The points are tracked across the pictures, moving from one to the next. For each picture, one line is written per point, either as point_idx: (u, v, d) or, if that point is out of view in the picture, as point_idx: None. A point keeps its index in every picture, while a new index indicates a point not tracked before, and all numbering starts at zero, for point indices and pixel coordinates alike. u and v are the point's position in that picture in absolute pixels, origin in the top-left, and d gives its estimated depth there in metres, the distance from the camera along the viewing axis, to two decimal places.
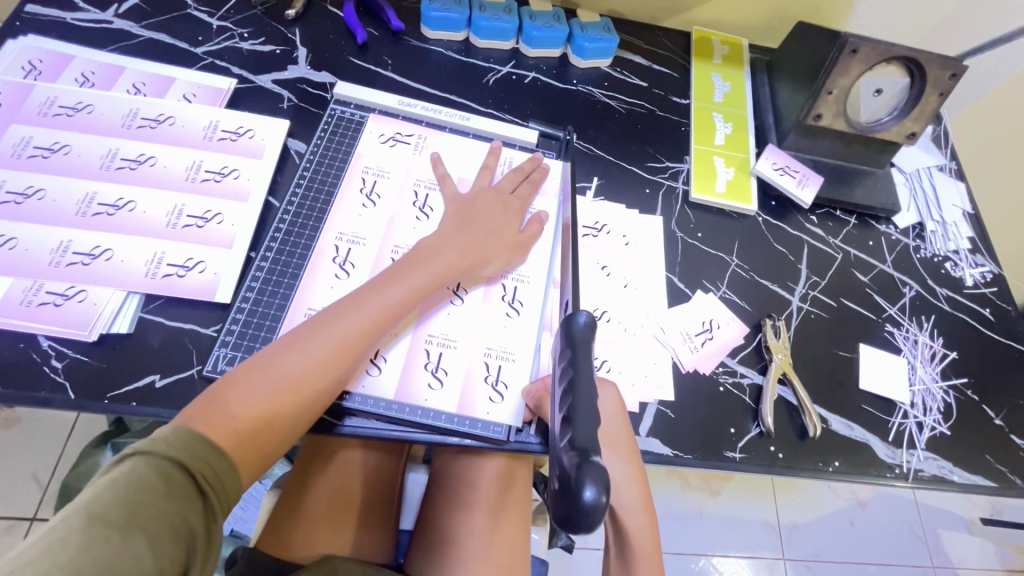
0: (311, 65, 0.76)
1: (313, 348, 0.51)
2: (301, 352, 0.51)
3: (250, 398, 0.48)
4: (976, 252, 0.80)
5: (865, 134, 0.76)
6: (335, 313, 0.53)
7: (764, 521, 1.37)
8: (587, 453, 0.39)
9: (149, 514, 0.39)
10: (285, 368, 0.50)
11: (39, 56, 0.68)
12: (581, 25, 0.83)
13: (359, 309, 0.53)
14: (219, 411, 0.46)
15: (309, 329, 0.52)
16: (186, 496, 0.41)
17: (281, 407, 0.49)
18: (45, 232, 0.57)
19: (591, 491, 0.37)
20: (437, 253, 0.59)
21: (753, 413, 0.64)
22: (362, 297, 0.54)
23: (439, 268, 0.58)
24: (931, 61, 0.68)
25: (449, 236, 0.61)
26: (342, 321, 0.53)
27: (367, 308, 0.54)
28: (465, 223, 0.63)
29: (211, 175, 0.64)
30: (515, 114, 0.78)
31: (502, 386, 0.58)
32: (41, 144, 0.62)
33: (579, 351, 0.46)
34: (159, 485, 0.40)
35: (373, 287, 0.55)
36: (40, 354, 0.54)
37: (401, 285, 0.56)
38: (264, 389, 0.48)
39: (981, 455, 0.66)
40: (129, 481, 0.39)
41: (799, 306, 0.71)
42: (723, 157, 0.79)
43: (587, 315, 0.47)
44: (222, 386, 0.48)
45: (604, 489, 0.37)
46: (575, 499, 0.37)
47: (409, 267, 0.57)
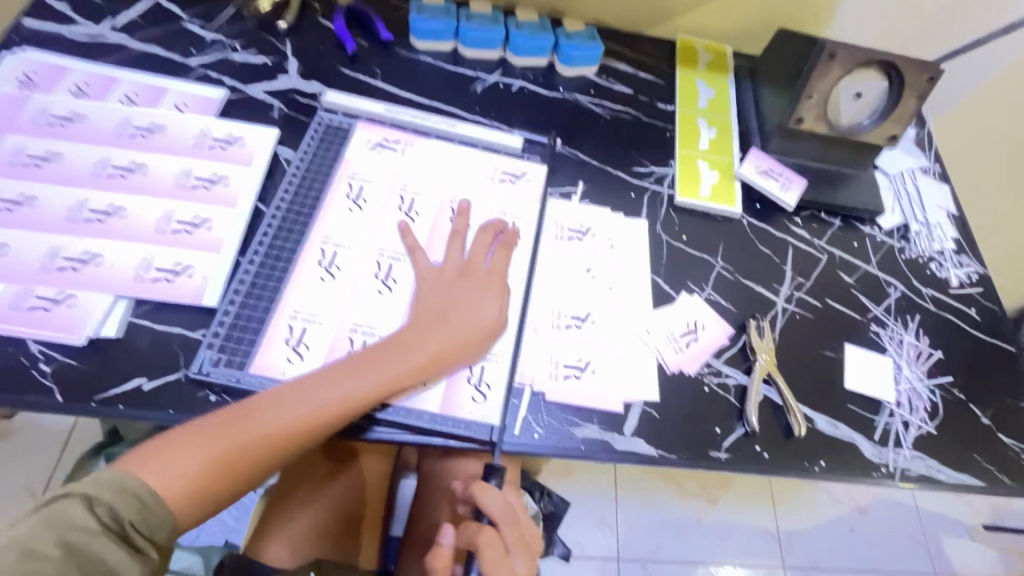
0: (301, 76, 0.78)
1: (277, 419, 0.51)
2: (266, 421, 0.51)
3: (195, 460, 0.48)
4: (960, 253, 0.81)
5: (846, 138, 0.77)
6: (308, 389, 0.53)
7: (763, 528, 1.36)
8: None
9: (81, 552, 0.42)
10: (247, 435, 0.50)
11: (34, 68, 0.70)
12: (567, 34, 0.85)
13: (333, 391, 0.53)
14: (170, 466, 0.47)
15: (280, 398, 0.52)
16: (121, 539, 0.43)
17: (233, 469, 0.49)
18: (36, 238, 0.59)
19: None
20: (420, 338, 0.57)
21: (739, 413, 0.64)
22: (338, 377, 0.54)
23: (424, 357, 0.56)
24: (908, 65, 0.70)
25: (428, 317, 0.59)
26: (315, 396, 0.52)
27: (341, 391, 0.53)
28: (441, 295, 0.61)
29: (200, 183, 0.65)
30: (501, 121, 0.80)
31: (485, 386, 0.59)
32: (34, 153, 0.63)
33: None
34: (93, 525, 0.42)
35: (354, 368, 0.54)
36: (29, 358, 0.54)
37: (381, 373, 0.54)
38: (212, 452, 0.49)
39: (969, 454, 0.66)
40: (59, 522, 0.42)
41: (784, 308, 0.72)
42: (708, 162, 0.81)
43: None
44: (181, 437, 0.49)
45: None
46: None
47: (393, 352, 0.56)
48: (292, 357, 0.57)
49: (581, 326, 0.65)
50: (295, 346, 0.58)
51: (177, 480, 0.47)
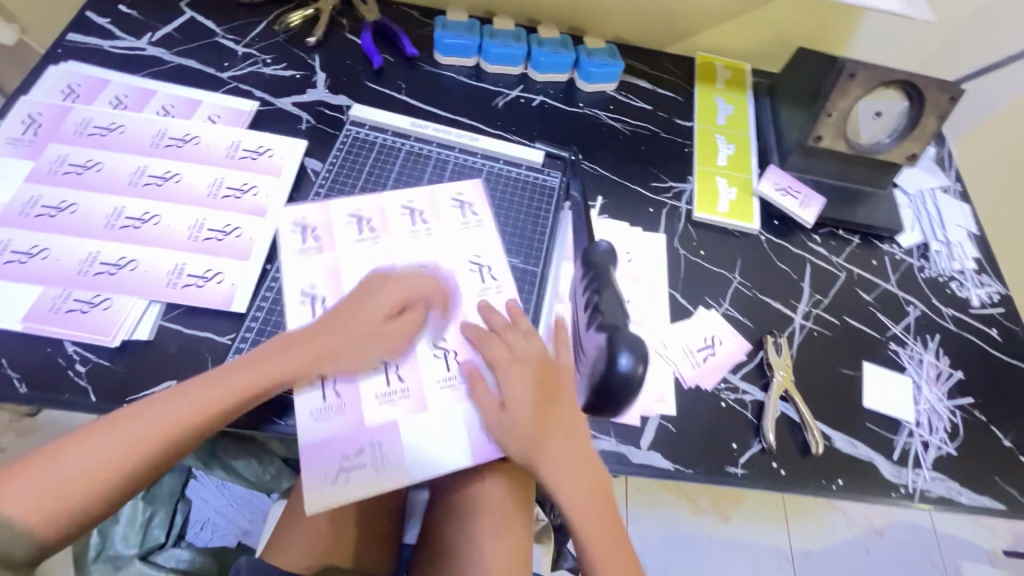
0: (329, 89, 0.80)
1: (141, 426, 0.47)
2: (127, 430, 0.47)
3: (53, 478, 0.44)
4: (981, 273, 0.80)
5: (865, 155, 0.77)
6: (171, 395, 0.49)
7: (776, 547, 1.34)
8: (615, 329, 0.52)
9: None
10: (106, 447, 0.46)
11: (77, 80, 0.73)
12: (587, 51, 0.86)
13: (199, 395, 0.50)
14: (22, 484, 0.43)
15: (143, 405, 0.48)
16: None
17: (98, 486, 0.45)
18: (75, 243, 0.61)
19: (625, 358, 0.49)
20: (298, 345, 0.55)
21: (755, 429, 0.64)
22: (208, 380, 0.51)
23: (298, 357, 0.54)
24: (929, 85, 0.70)
25: (343, 316, 0.57)
26: (186, 400, 0.49)
27: (211, 392, 0.50)
28: (365, 297, 0.59)
29: (231, 192, 0.67)
30: (522, 135, 0.81)
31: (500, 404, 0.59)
32: (75, 161, 0.66)
33: (600, 275, 0.57)
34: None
35: (222, 372, 0.52)
36: (65, 358, 0.56)
37: (251, 374, 0.52)
38: (73, 469, 0.44)
39: (989, 477, 0.65)
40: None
41: (802, 324, 0.72)
42: (726, 178, 0.81)
43: (606, 243, 0.59)
44: (41, 453, 0.45)
45: (636, 357, 0.49)
46: (614, 366, 0.49)
47: (272, 354, 0.54)
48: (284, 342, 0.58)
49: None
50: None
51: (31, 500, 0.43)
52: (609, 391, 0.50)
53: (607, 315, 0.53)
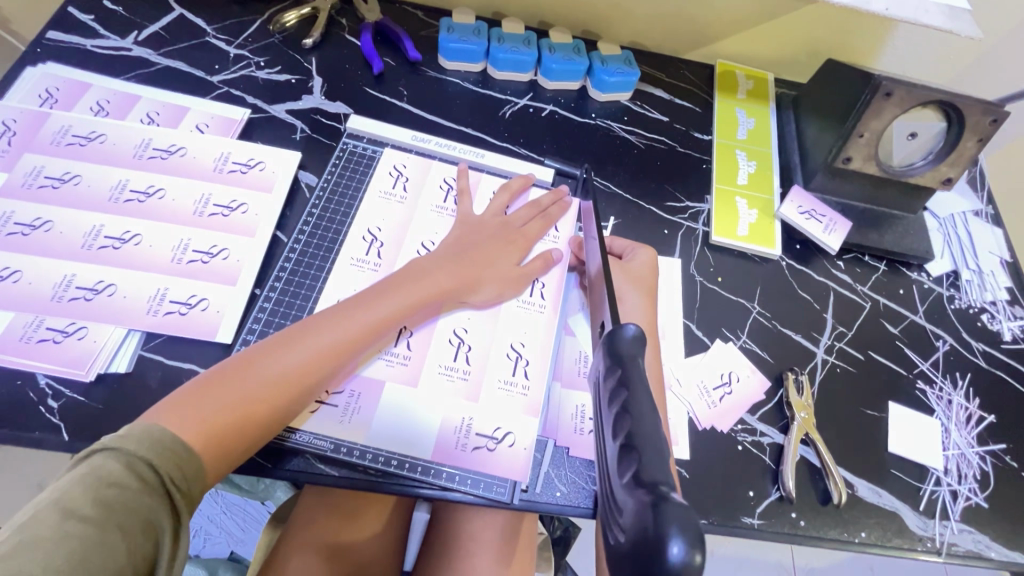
0: (325, 96, 0.75)
1: (283, 358, 0.49)
2: (278, 359, 0.49)
3: (221, 403, 0.46)
4: (1015, 304, 0.76)
5: (897, 178, 0.72)
6: (311, 327, 0.51)
7: (779, 564, 1.31)
8: (658, 488, 0.29)
9: (119, 508, 0.38)
10: (256, 376, 0.48)
11: (56, 84, 0.68)
12: (601, 58, 0.81)
13: (333, 327, 0.52)
14: (189, 414, 0.44)
15: (281, 339, 0.50)
16: (161, 490, 0.41)
17: (258, 409, 0.47)
18: (50, 266, 0.57)
19: (677, 544, 0.27)
20: (421, 277, 0.57)
21: (773, 475, 0.60)
22: (338, 314, 0.53)
23: (431, 284, 0.57)
24: (970, 106, 0.65)
25: (452, 256, 0.60)
26: (329, 328, 0.51)
27: (345, 324, 0.52)
28: (467, 241, 0.62)
29: (219, 210, 0.63)
30: (530, 149, 0.76)
31: (495, 429, 0.55)
32: (51, 174, 0.61)
33: (630, 372, 0.37)
34: (130, 480, 0.39)
35: (350, 304, 0.54)
36: (36, 393, 0.53)
37: (378, 307, 0.54)
38: (234, 395, 0.46)
39: (1021, 529, 0.61)
40: (95, 476, 0.39)
41: (824, 359, 0.68)
42: (747, 198, 0.76)
43: (637, 326, 0.39)
44: (195, 386, 0.46)
45: (697, 545, 0.27)
46: (656, 557, 0.27)
47: (394, 285, 0.56)
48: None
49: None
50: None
51: (200, 423, 0.44)
52: None
53: (648, 459, 0.31)
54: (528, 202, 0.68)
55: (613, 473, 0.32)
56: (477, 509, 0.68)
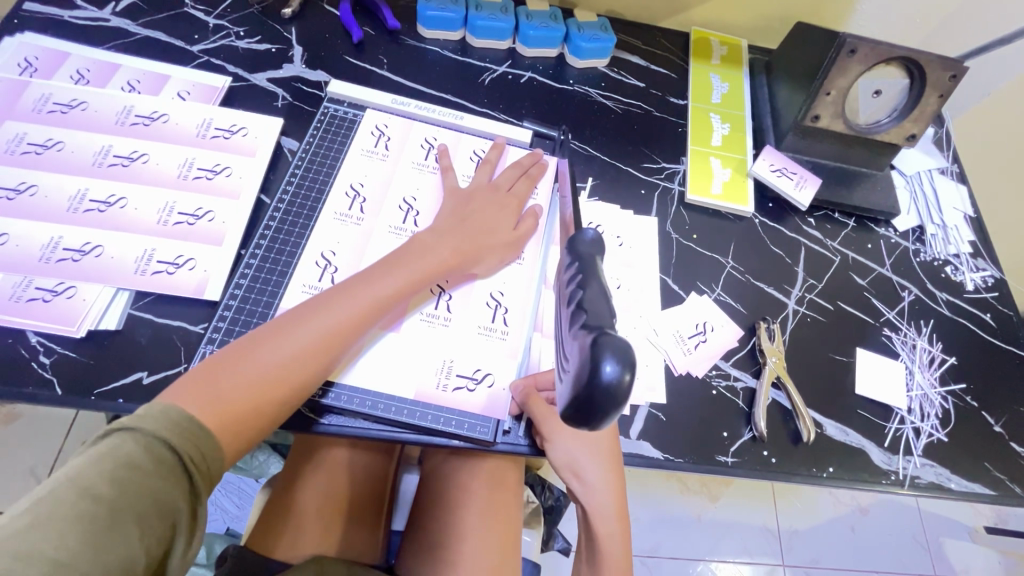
0: (306, 64, 0.76)
1: (297, 334, 0.50)
2: (293, 335, 0.50)
3: (235, 385, 0.47)
4: (977, 257, 0.79)
5: (863, 135, 0.75)
6: (323, 303, 0.52)
7: (764, 526, 1.35)
8: (600, 329, 0.35)
9: (135, 491, 0.38)
10: (270, 354, 0.49)
11: (35, 54, 0.68)
12: (578, 25, 0.83)
13: (338, 306, 0.52)
14: (207, 393, 0.46)
15: (289, 321, 0.51)
16: (179, 472, 0.41)
17: (275, 387, 0.48)
18: (37, 229, 0.58)
19: (610, 366, 0.33)
20: (425, 254, 0.57)
21: (746, 417, 0.63)
22: (348, 290, 0.53)
23: (433, 262, 0.57)
24: (930, 62, 0.68)
25: (452, 225, 0.61)
26: (335, 308, 0.52)
27: (354, 299, 0.53)
28: (462, 210, 0.63)
29: (203, 173, 0.64)
30: (510, 113, 0.78)
31: (477, 370, 0.58)
32: (34, 140, 0.62)
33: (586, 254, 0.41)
34: (147, 463, 0.39)
35: (359, 281, 0.54)
36: (29, 350, 0.54)
37: (387, 282, 0.55)
38: (247, 377, 0.47)
39: (979, 462, 0.65)
40: (110, 457, 0.39)
41: (795, 310, 0.70)
42: (720, 158, 0.79)
43: (595, 229, 0.42)
44: (212, 364, 0.47)
45: (627, 366, 0.33)
46: (593, 379, 0.33)
47: (397, 263, 0.56)
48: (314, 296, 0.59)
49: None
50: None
51: (217, 405, 0.45)
52: (591, 409, 0.34)
53: (591, 310, 0.36)
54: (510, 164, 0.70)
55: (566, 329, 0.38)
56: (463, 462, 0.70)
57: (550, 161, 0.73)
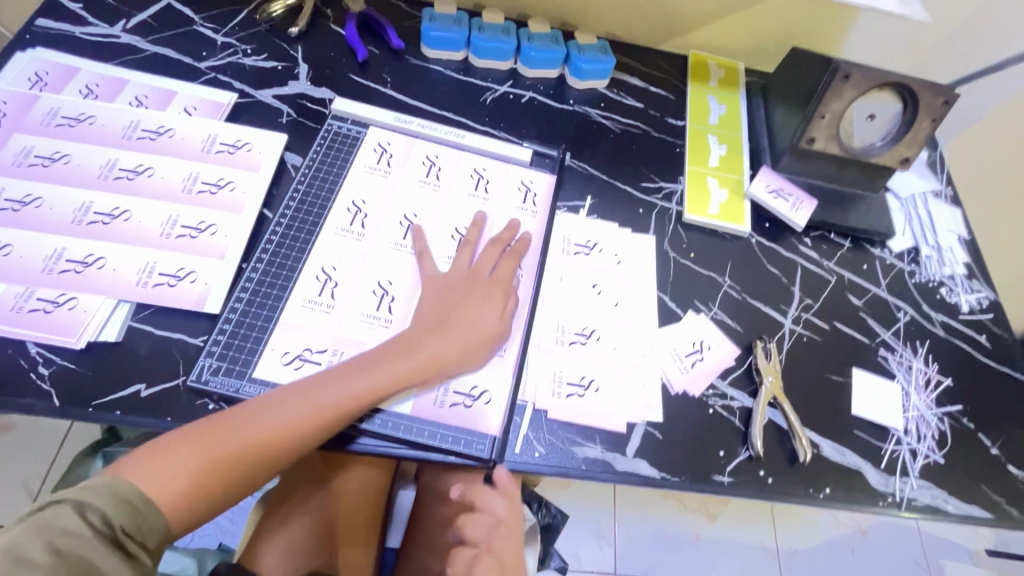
0: (311, 82, 0.77)
1: (262, 422, 0.50)
2: (251, 426, 0.50)
3: (181, 468, 0.47)
4: (972, 278, 0.80)
5: (858, 158, 0.76)
6: (294, 393, 0.52)
7: (763, 547, 1.34)
8: None
9: (73, 558, 0.40)
10: (232, 436, 0.49)
11: (46, 68, 0.70)
12: (578, 47, 0.84)
13: (302, 405, 0.52)
14: (163, 469, 0.47)
15: (251, 410, 0.51)
16: (113, 545, 0.42)
17: (231, 468, 0.49)
18: (40, 240, 0.58)
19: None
20: (404, 355, 0.56)
21: (743, 437, 0.63)
22: (321, 384, 0.53)
23: (411, 364, 0.56)
24: (923, 88, 0.69)
25: (430, 322, 0.59)
26: (298, 405, 0.52)
27: (321, 398, 0.52)
28: (445, 305, 0.60)
29: (207, 187, 0.65)
30: (510, 132, 0.79)
31: (474, 386, 0.59)
32: (41, 153, 0.63)
33: None
34: (84, 533, 0.41)
35: (336, 374, 0.54)
36: (27, 360, 0.54)
37: (358, 382, 0.53)
38: (193, 463, 0.47)
39: (975, 484, 0.65)
40: (48, 531, 0.40)
41: (792, 329, 0.71)
42: (717, 179, 0.80)
43: None
44: (178, 437, 0.48)
45: None
46: None
47: (375, 362, 0.55)
48: (316, 310, 0.60)
49: (585, 343, 0.64)
50: (300, 356, 0.58)
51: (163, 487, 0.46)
52: None
53: None
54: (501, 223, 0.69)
55: None
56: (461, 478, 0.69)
57: (540, 183, 0.74)
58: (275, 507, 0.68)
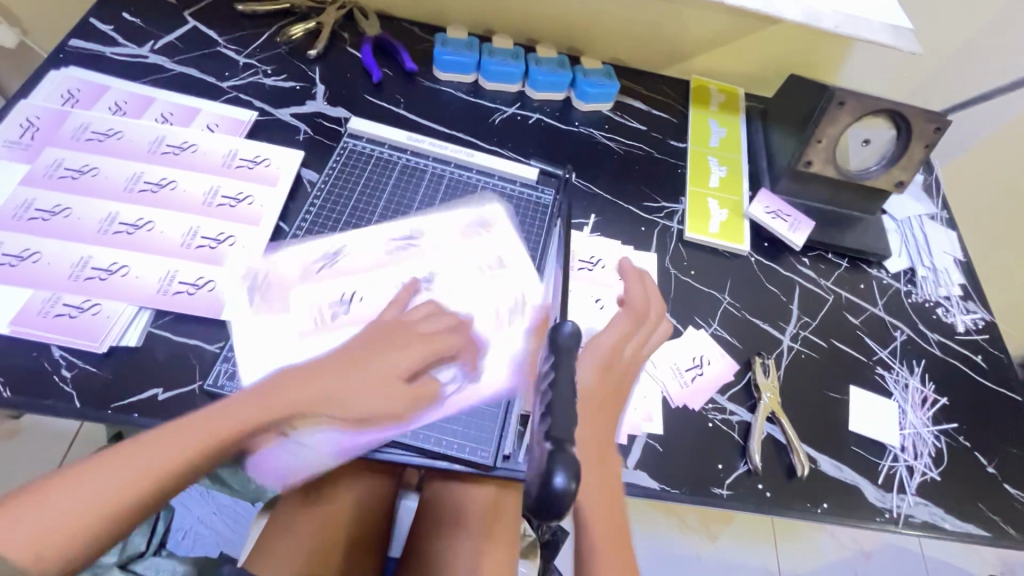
0: (328, 101, 0.81)
1: (132, 467, 0.42)
2: (112, 474, 0.42)
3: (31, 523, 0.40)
4: (967, 299, 0.81)
5: (854, 181, 0.79)
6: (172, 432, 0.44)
7: (764, 568, 1.33)
8: (561, 442, 0.41)
9: None
10: (94, 485, 0.41)
11: (77, 86, 0.73)
12: (584, 71, 0.88)
13: (177, 445, 0.44)
14: (8, 526, 0.39)
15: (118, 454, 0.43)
16: None
17: (79, 527, 0.40)
18: (67, 248, 0.61)
19: (560, 478, 0.39)
20: (304, 390, 0.48)
21: (741, 450, 0.64)
22: (206, 420, 0.46)
23: (311, 399, 0.48)
24: (915, 115, 0.72)
25: (340, 361, 0.51)
26: (177, 446, 0.44)
27: (202, 436, 0.45)
28: (372, 346, 0.53)
29: (226, 201, 0.68)
30: (517, 152, 0.82)
31: (479, 396, 0.60)
32: (71, 166, 0.66)
33: (563, 357, 0.47)
34: None
35: (220, 411, 0.47)
36: (51, 363, 0.56)
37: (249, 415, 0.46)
38: (47, 516, 0.40)
39: (972, 502, 0.65)
40: None
41: (790, 346, 0.73)
42: (718, 200, 0.82)
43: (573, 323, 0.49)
44: (27, 490, 0.41)
45: (573, 476, 0.39)
46: (546, 487, 0.39)
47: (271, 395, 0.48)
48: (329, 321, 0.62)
49: None
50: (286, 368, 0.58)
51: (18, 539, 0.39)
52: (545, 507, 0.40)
53: (557, 421, 0.42)
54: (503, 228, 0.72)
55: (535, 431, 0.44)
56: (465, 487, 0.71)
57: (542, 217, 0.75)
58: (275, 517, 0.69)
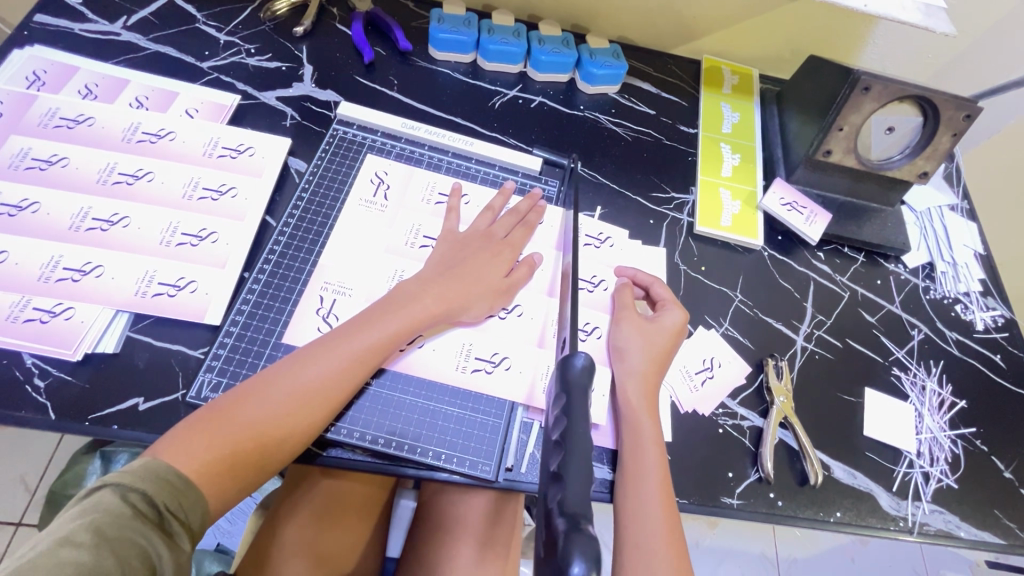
0: (316, 83, 0.75)
1: (278, 390, 0.49)
2: (270, 395, 0.49)
3: (206, 447, 0.46)
4: (987, 295, 0.78)
5: (875, 171, 0.75)
6: (306, 356, 0.51)
7: (763, 554, 1.33)
8: (576, 519, 0.37)
9: (116, 539, 0.40)
10: (250, 412, 0.48)
11: (44, 67, 0.68)
12: (590, 51, 0.82)
13: (318, 363, 0.51)
14: (187, 454, 0.45)
15: (264, 379, 0.50)
16: (156, 524, 0.42)
17: (246, 450, 0.47)
18: (36, 247, 0.57)
19: (578, 568, 0.34)
20: (410, 301, 0.56)
21: (753, 457, 0.62)
22: (333, 340, 0.53)
23: (418, 312, 0.56)
24: (945, 101, 0.67)
25: (435, 276, 0.59)
26: (314, 366, 0.51)
27: (336, 355, 0.52)
28: (452, 258, 0.61)
29: (208, 193, 0.63)
30: (519, 139, 0.78)
31: (482, 399, 0.58)
32: (39, 155, 0.61)
33: (573, 399, 0.46)
34: (125, 511, 0.41)
35: (340, 332, 0.53)
36: (23, 372, 0.53)
37: (367, 333, 0.53)
38: (227, 436, 0.47)
39: (989, 509, 0.63)
40: (67, 546, 0.38)
41: (804, 346, 0.69)
42: (730, 190, 0.78)
43: (584, 357, 0.48)
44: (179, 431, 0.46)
45: (594, 564, 0.34)
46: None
47: (380, 312, 0.55)
48: (320, 325, 0.59)
49: (585, 340, 0.64)
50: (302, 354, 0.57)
51: (202, 465, 0.45)
52: None
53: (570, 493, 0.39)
54: (508, 211, 0.68)
55: (546, 499, 0.41)
56: (464, 493, 0.68)
57: (548, 207, 0.71)
58: (271, 518, 0.66)
